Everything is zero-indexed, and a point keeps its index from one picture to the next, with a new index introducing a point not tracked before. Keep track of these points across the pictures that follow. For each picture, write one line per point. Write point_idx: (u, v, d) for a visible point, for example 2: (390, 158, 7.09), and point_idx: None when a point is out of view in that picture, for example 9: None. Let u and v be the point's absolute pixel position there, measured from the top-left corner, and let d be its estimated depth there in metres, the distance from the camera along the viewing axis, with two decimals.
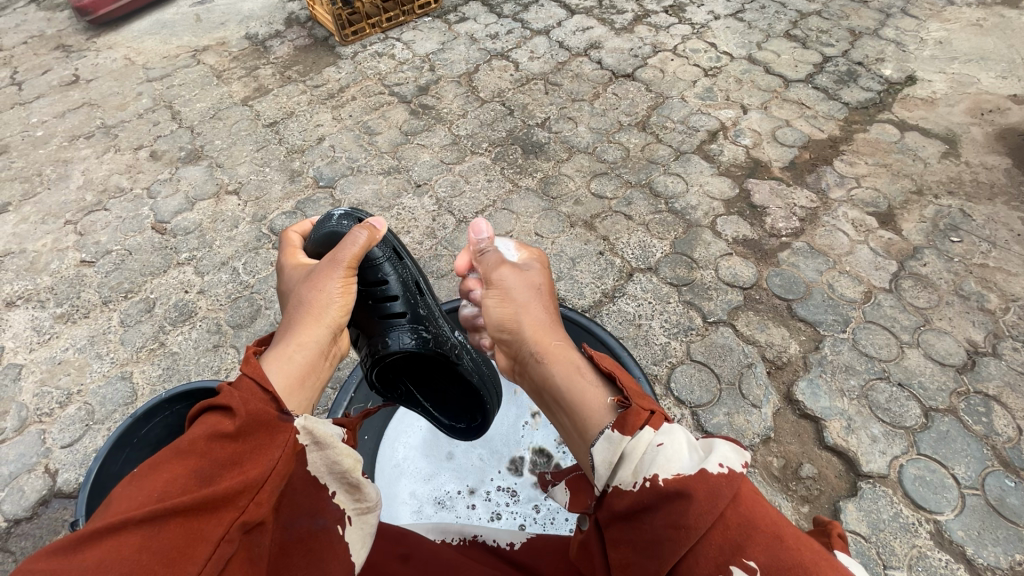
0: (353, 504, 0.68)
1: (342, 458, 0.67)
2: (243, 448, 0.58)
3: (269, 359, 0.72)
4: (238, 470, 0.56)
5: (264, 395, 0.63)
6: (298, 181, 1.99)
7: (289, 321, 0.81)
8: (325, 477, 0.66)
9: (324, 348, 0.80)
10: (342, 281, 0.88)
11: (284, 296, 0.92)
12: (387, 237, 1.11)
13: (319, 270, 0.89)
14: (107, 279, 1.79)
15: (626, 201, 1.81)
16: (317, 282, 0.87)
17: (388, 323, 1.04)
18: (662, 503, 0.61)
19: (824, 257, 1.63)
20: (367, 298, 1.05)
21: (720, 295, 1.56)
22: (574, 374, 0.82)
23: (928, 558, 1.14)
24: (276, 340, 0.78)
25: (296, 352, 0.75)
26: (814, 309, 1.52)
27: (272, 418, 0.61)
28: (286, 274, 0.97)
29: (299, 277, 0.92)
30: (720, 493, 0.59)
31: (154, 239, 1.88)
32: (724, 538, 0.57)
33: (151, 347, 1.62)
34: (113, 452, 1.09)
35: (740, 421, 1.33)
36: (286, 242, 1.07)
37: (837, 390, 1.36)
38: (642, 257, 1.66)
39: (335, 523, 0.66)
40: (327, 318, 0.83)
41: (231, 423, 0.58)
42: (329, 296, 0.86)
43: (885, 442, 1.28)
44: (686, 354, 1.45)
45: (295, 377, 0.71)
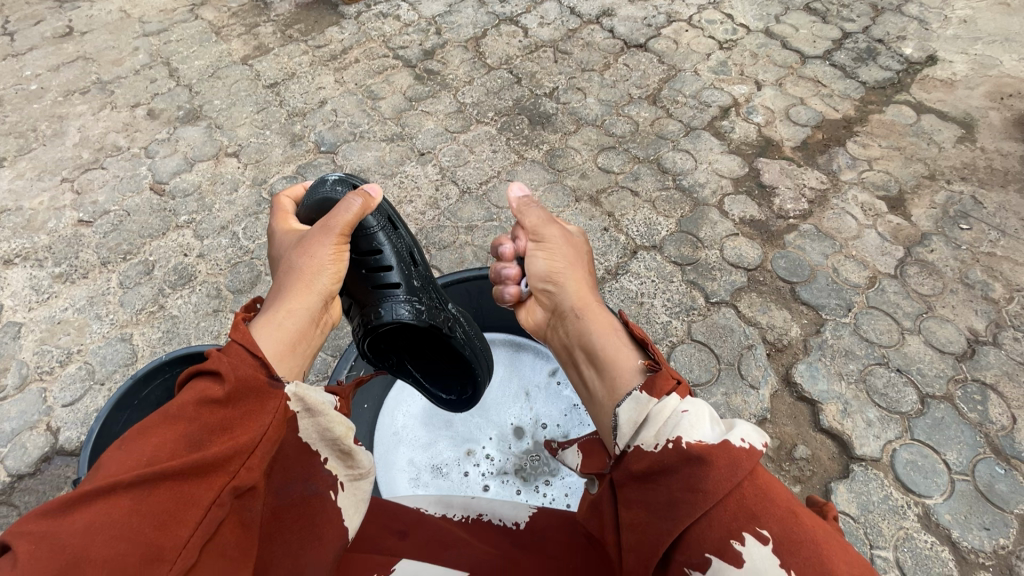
0: (346, 471, 0.67)
1: (335, 425, 0.65)
2: (233, 414, 0.57)
3: (258, 325, 0.71)
4: (227, 436, 0.56)
5: (256, 360, 0.62)
6: (299, 146, 1.95)
7: (280, 288, 0.80)
8: (315, 442, 0.64)
9: (314, 316, 0.78)
10: (334, 250, 0.86)
11: (276, 261, 0.91)
12: (387, 205, 1.08)
13: (312, 237, 0.87)
14: (106, 240, 1.77)
15: (633, 176, 1.78)
16: (310, 248, 0.85)
17: (381, 291, 1.02)
18: (682, 466, 0.61)
19: (831, 241, 1.62)
20: (360, 267, 1.03)
21: (723, 276, 1.54)
22: (608, 331, 0.82)
23: (913, 540, 1.15)
24: (268, 303, 0.77)
25: (285, 319, 0.73)
26: (818, 293, 1.51)
27: (261, 384, 0.60)
28: (278, 240, 0.95)
29: (294, 242, 0.90)
30: (743, 466, 0.60)
31: (153, 200, 1.86)
32: (739, 507, 0.58)
33: (150, 310, 1.62)
34: (114, 413, 1.09)
35: (737, 401, 1.33)
36: (278, 206, 1.05)
37: (836, 374, 1.36)
38: (647, 235, 1.64)
39: (327, 489, 0.65)
40: (319, 285, 0.82)
41: (220, 388, 0.57)
42: (321, 263, 0.84)
43: (879, 426, 1.28)
44: (687, 333, 1.44)
45: (286, 344, 0.70)
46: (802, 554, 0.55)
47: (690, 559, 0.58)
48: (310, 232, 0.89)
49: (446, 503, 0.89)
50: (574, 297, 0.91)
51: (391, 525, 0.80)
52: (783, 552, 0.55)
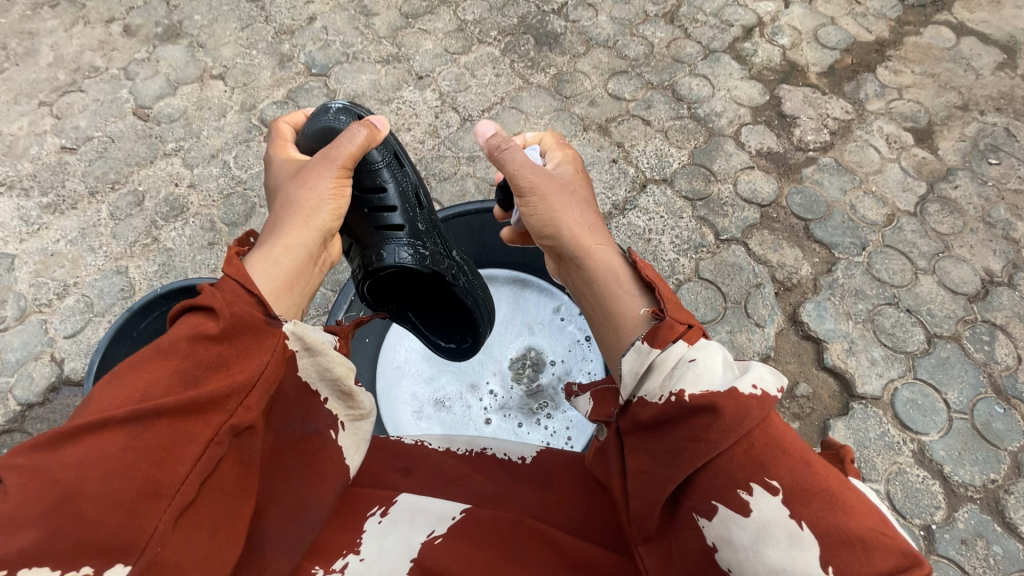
0: (347, 411, 0.66)
1: (335, 366, 0.62)
2: (229, 350, 0.54)
3: (252, 261, 0.67)
4: (224, 372, 0.53)
5: (251, 297, 0.58)
6: (288, 68, 1.82)
7: (275, 221, 0.75)
8: (315, 383, 0.62)
9: (312, 254, 0.74)
10: (331, 182, 0.80)
11: (273, 190, 0.85)
12: (392, 142, 1.01)
13: (310, 168, 0.81)
14: (92, 168, 1.70)
15: (645, 103, 1.67)
16: (307, 180, 0.79)
17: (383, 234, 0.97)
18: (685, 416, 0.58)
19: (850, 175, 1.54)
20: (361, 207, 0.97)
21: (735, 212, 1.48)
22: (613, 282, 0.78)
23: (906, 474, 1.16)
24: (262, 239, 0.73)
25: (282, 255, 0.69)
26: (832, 230, 1.45)
27: (257, 321, 0.57)
28: (275, 168, 0.89)
29: (292, 173, 0.84)
30: (754, 413, 0.56)
31: (138, 126, 1.77)
32: (748, 455, 0.55)
33: (144, 242, 1.57)
34: (114, 344, 1.08)
35: (741, 339, 1.31)
36: (278, 134, 0.98)
37: (844, 313, 1.33)
38: (658, 167, 1.56)
39: (327, 428, 0.64)
40: (317, 221, 0.77)
41: (214, 324, 0.54)
42: (320, 196, 0.79)
43: (883, 365, 1.27)
44: (694, 271, 1.40)
45: (281, 282, 0.67)
46: (817, 503, 0.52)
47: (696, 505, 0.57)
48: (308, 163, 0.83)
49: (451, 438, 0.90)
50: (569, 245, 0.85)
51: (391, 463, 0.81)
52: (796, 501, 0.53)
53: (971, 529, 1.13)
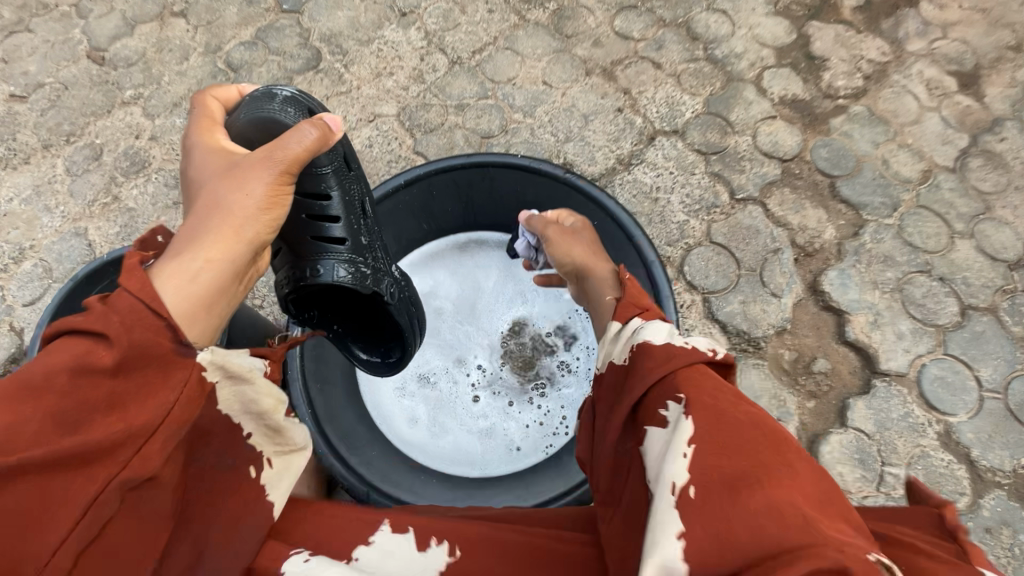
0: (274, 446, 0.63)
1: (262, 399, 0.58)
2: (125, 386, 0.47)
3: (161, 275, 0.52)
4: (116, 415, 0.46)
5: (157, 319, 0.49)
6: (257, 3, 1.63)
7: (192, 230, 0.58)
8: (240, 416, 0.59)
9: (237, 271, 0.59)
10: (273, 182, 0.64)
11: (196, 183, 0.68)
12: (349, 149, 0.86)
13: (250, 161, 0.65)
14: (44, 119, 1.55)
15: (657, 43, 1.48)
16: (245, 175, 0.63)
17: (323, 245, 0.81)
18: (635, 367, 0.63)
19: (884, 126, 1.37)
20: (300, 211, 0.80)
21: (753, 168, 1.33)
22: (602, 284, 0.87)
23: (929, 458, 1.07)
24: (173, 247, 0.57)
25: (202, 271, 0.55)
26: (861, 189, 1.30)
27: (163, 352, 0.48)
28: (196, 157, 0.71)
29: (225, 164, 0.67)
30: (672, 363, 0.59)
31: (92, 71, 1.60)
32: (670, 388, 0.58)
33: (103, 202, 1.44)
34: (59, 316, 0.99)
35: (755, 310, 1.19)
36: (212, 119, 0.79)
37: (869, 282, 1.21)
38: (668, 117, 1.40)
39: (246, 463, 0.62)
40: (246, 233, 0.61)
41: (105, 355, 0.45)
42: (254, 201, 0.62)
43: (911, 339, 1.16)
44: (705, 235, 1.27)
45: (195, 306, 0.53)
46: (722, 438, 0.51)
47: (630, 438, 0.60)
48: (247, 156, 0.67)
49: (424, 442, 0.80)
50: (580, 266, 0.92)
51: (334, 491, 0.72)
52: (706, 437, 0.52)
53: (997, 517, 1.04)
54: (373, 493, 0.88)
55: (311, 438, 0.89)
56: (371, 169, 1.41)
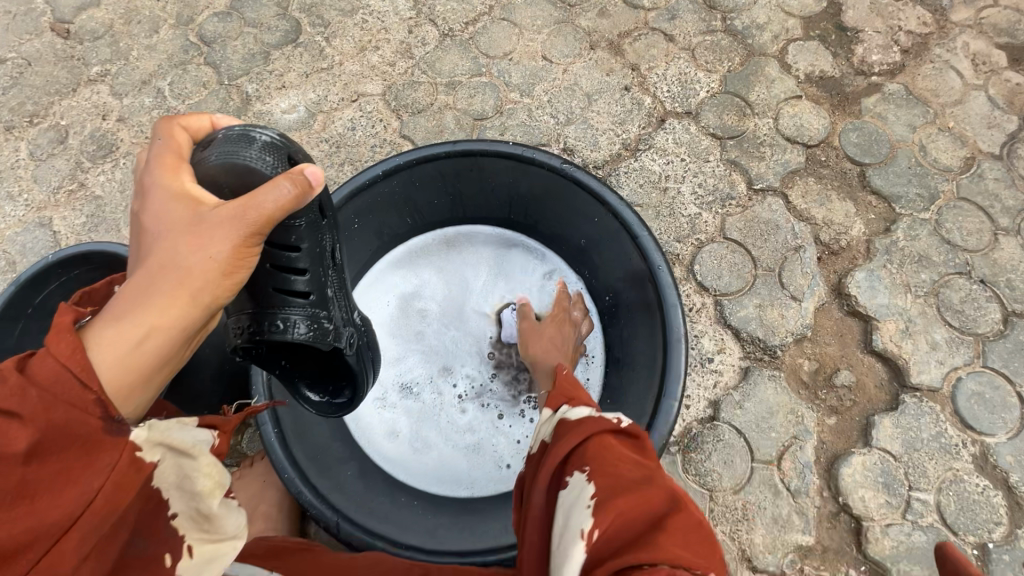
0: (198, 534, 0.52)
1: (200, 476, 0.49)
2: (37, 473, 0.40)
3: (97, 343, 0.44)
4: (27, 506, 0.40)
5: (84, 393, 0.42)
6: None
7: (135, 295, 0.47)
8: (171, 492, 0.49)
9: (188, 335, 0.50)
10: (236, 248, 0.50)
11: (141, 232, 0.51)
12: (325, 194, 0.69)
13: (212, 220, 0.49)
14: (7, 97, 1.44)
15: (669, 12, 1.33)
16: (202, 234, 0.49)
17: (283, 297, 0.66)
18: (562, 433, 0.63)
19: (923, 107, 1.23)
20: (263, 260, 0.64)
21: (774, 154, 1.20)
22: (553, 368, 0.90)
23: (962, 483, 0.97)
24: (113, 308, 0.47)
25: (144, 341, 0.46)
26: (894, 179, 1.17)
27: (94, 432, 0.42)
28: (144, 194, 0.52)
29: (180, 215, 0.50)
30: (582, 430, 0.61)
31: (56, 44, 1.48)
32: (591, 453, 0.58)
33: (69, 189, 1.34)
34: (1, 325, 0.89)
35: (772, 316, 1.07)
36: (163, 132, 0.56)
37: (901, 285, 1.09)
38: (680, 96, 1.26)
39: (166, 551, 0.50)
40: (198, 299, 0.49)
41: (20, 434, 0.39)
42: (211, 265, 0.49)
43: (946, 350, 1.04)
44: (719, 230, 1.15)
45: (131, 371, 0.46)
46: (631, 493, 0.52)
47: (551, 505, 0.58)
48: (211, 208, 0.50)
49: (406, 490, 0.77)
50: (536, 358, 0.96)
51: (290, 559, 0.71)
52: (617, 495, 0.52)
53: None
54: (343, 523, 0.80)
55: (276, 458, 0.81)
56: (353, 154, 1.29)
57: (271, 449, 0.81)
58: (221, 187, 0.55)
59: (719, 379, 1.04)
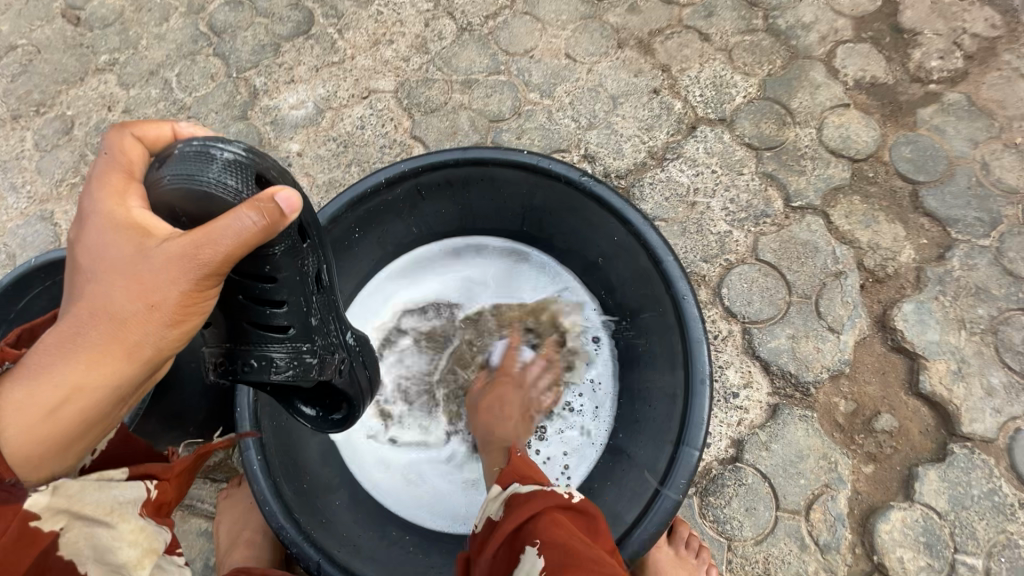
0: None
1: (123, 547, 0.47)
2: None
3: (9, 403, 0.39)
4: None
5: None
6: None
7: (62, 345, 0.41)
8: (85, 564, 0.46)
9: (122, 396, 0.44)
10: (183, 294, 0.43)
11: (75, 269, 0.44)
12: (309, 210, 0.58)
13: (156, 261, 0.43)
14: (15, 86, 1.41)
15: (706, 9, 1.23)
16: (143, 277, 0.42)
17: (258, 333, 0.57)
18: (514, 508, 0.64)
19: (987, 120, 1.10)
20: (234, 291, 0.54)
21: (816, 168, 1.09)
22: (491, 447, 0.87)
23: (1016, 548, 0.87)
24: (36, 356, 0.41)
25: (65, 406, 0.41)
26: (952, 200, 1.05)
27: None
28: (88, 218, 0.45)
29: (122, 252, 0.43)
30: (530, 507, 0.63)
31: (67, 32, 1.44)
32: (541, 533, 0.59)
33: (72, 182, 1.30)
34: None
35: (806, 348, 0.98)
36: (112, 142, 0.49)
37: (955, 320, 0.98)
38: (714, 101, 1.16)
39: None
40: (135, 352, 0.43)
41: None
42: (150, 315, 0.43)
43: (1003, 396, 0.93)
44: (751, 250, 1.05)
45: (43, 441, 0.40)
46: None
47: None
48: (158, 243, 0.43)
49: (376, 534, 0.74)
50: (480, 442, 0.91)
51: None
52: None
53: None
54: (326, 565, 0.74)
55: (259, 491, 0.75)
56: (361, 154, 1.23)
57: (254, 479, 0.75)
58: (180, 214, 0.49)
59: (744, 417, 0.95)
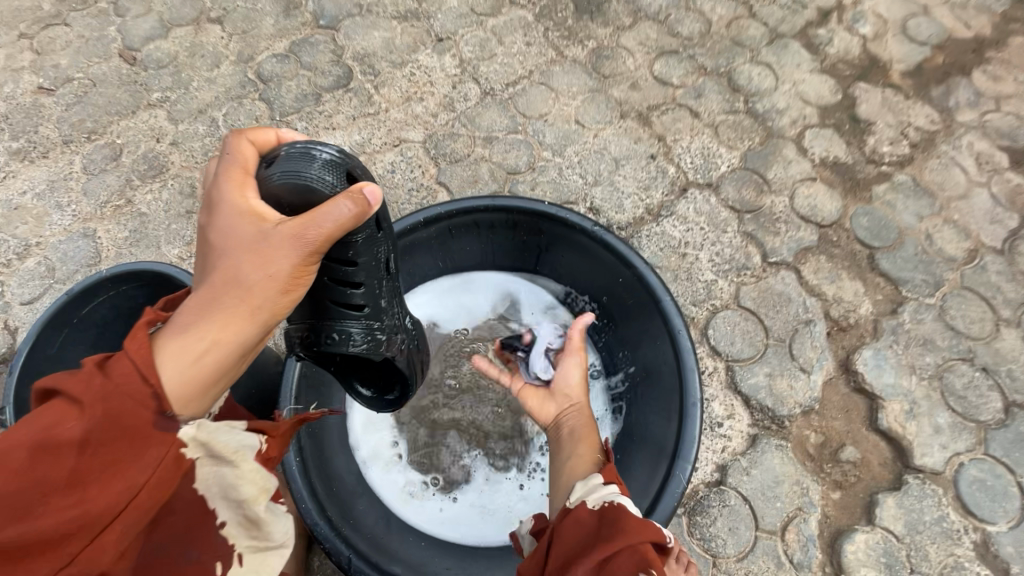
0: (246, 540, 0.58)
1: (242, 484, 0.54)
2: (87, 464, 0.44)
3: (167, 351, 0.48)
4: (79, 493, 0.44)
5: (144, 387, 0.46)
6: (294, 16, 1.62)
7: (202, 306, 0.50)
8: (215, 501, 0.54)
9: (246, 349, 0.52)
10: (296, 264, 0.52)
11: (206, 247, 0.54)
12: (384, 209, 0.69)
13: (274, 239, 0.52)
14: (69, 114, 1.53)
15: (696, 91, 1.43)
16: (264, 252, 0.51)
17: (339, 310, 0.67)
18: (624, 517, 0.62)
19: (930, 199, 1.31)
20: (322, 273, 0.66)
21: (789, 231, 1.27)
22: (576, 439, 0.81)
23: (962, 569, 0.99)
24: (181, 316, 0.50)
25: (207, 354, 0.49)
26: (902, 264, 1.23)
27: (144, 426, 0.46)
28: (213, 208, 0.55)
29: (243, 233, 0.52)
30: (641, 529, 0.60)
31: (122, 70, 1.58)
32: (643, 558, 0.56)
33: (116, 203, 1.41)
34: (49, 332, 0.92)
35: (782, 386, 1.11)
36: (231, 147, 0.60)
37: (907, 366, 1.13)
38: (702, 169, 1.34)
39: (213, 559, 0.57)
40: (260, 312, 0.52)
41: (79, 427, 0.44)
42: (272, 281, 0.52)
43: (949, 435, 1.07)
44: (733, 298, 1.20)
45: (191, 383, 0.49)
46: None
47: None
48: (274, 224, 0.53)
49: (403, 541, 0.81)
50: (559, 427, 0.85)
51: None
52: None
53: None
54: (355, 560, 0.81)
55: (296, 490, 0.82)
56: (390, 195, 1.37)
57: (292, 479, 0.83)
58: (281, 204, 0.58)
59: (728, 444, 1.07)
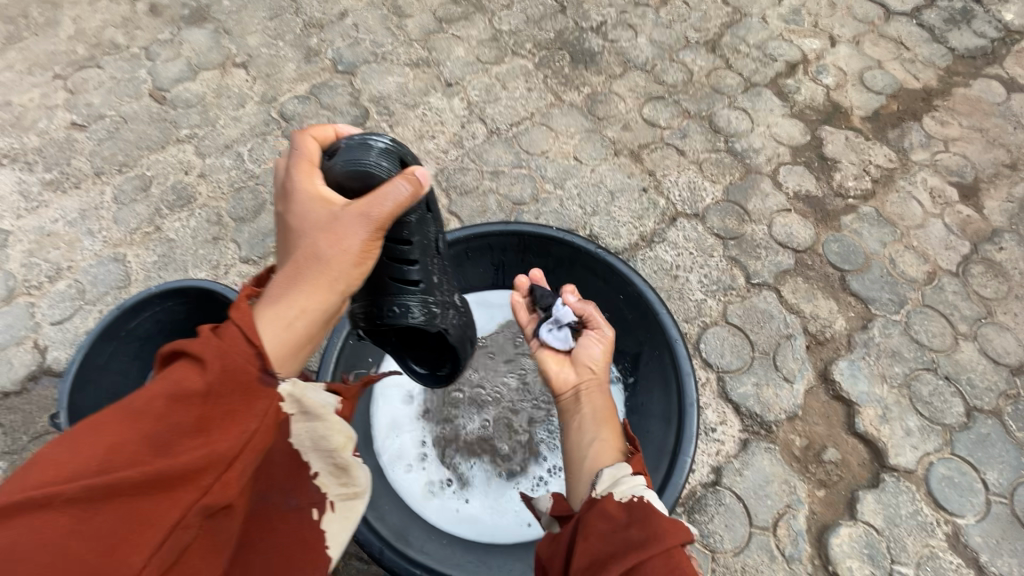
0: (337, 489, 0.73)
1: (330, 436, 0.67)
2: (213, 410, 0.51)
3: (265, 317, 0.55)
4: (202, 439, 0.50)
5: (249, 348, 0.53)
6: (314, 62, 1.77)
7: (289, 277, 0.57)
8: (308, 455, 0.69)
9: (326, 316, 0.59)
10: (368, 238, 0.60)
11: (285, 231, 0.61)
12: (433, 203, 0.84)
13: (346, 216, 0.59)
14: (100, 148, 1.63)
15: (681, 132, 1.60)
16: (338, 228, 0.59)
17: (398, 285, 0.79)
18: (652, 518, 0.67)
19: (891, 227, 1.46)
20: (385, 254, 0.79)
21: (769, 256, 1.40)
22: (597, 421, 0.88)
23: (937, 559, 1.08)
24: (272, 289, 0.57)
25: (296, 317, 0.56)
26: (870, 284, 1.37)
27: (250, 380, 0.53)
28: (290, 198, 0.63)
29: (318, 215, 0.60)
30: (667, 532, 0.65)
31: (152, 108, 1.70)
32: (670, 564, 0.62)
33: (145, 230, 1.50)
34: (99, 343, 1.00)
35: (768, 394, 1.22)
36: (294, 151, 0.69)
37: (879, 375, 1.25)
38: (690, 201, 1.49)
39: (309, 505, 0.71)
40: (339, 282, 0.59)
41: (199, 380, 0.50)
42: (348, 252, 0.59)
43: (919, 436, 1.19)
44: (722, 315, 1.32)
45: (284, 343, 0.56)
46: None
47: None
48: (342, 207, 0.61)
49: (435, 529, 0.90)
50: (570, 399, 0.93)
51: None
52: None
53: None
54: (386, 549, 0.90)
55: None
56: None
57: None
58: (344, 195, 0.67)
59: (722, 447, 1.16)
